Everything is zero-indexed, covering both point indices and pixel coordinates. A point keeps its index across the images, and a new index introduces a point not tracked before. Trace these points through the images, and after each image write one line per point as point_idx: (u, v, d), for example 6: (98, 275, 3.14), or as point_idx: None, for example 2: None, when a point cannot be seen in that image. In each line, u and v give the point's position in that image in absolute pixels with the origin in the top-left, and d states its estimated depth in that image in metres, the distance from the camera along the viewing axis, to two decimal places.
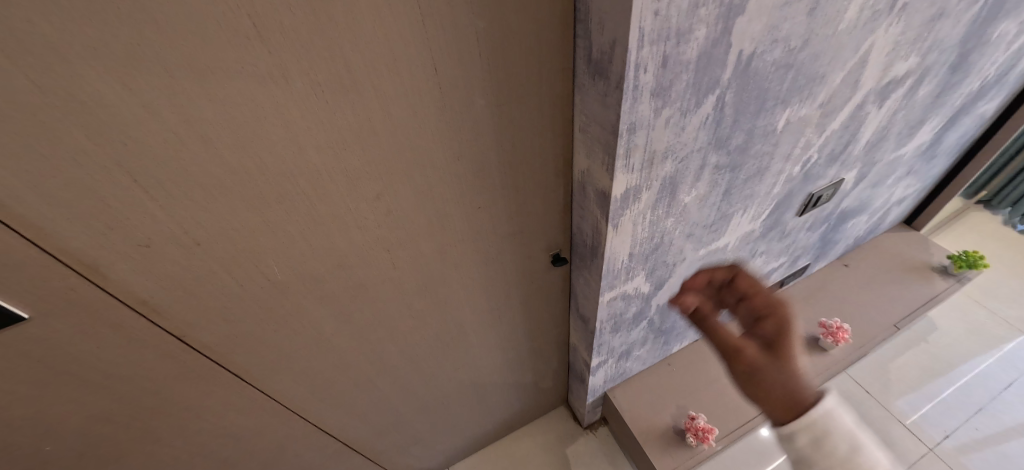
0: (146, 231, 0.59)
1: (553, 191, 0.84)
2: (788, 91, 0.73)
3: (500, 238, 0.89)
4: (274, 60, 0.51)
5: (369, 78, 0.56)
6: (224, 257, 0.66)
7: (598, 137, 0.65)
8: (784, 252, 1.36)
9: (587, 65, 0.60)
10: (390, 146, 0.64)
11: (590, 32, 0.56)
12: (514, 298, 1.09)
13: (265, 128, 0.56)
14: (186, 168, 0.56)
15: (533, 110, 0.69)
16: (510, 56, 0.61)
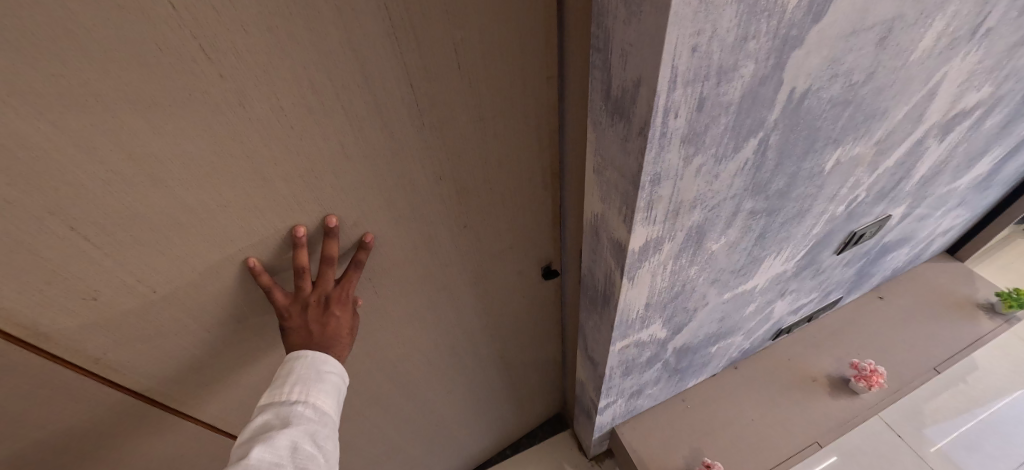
0: (92, 284, 0.51)
1: (543, 204, 0.77)
2: (842, 129, 0.62)
3: (490, 256, 0.80)
4: (230, 86, 0.43)
5: (344, 103, 0.48)
6: (185, 302, 0.58)
7: (615, 185, 0.55)
8: (816, 288, 1.24)
9: (604, 100, 0.50)
10: (365, 176, 0.56)
11: (609, 64, 0.46)
12: (509, 318, 1.01)
13: (224, 164, 0.48)
14: (132, 212, 0.48)
15: (523, 121, 0.61)
16: (495, 66, 0.53)
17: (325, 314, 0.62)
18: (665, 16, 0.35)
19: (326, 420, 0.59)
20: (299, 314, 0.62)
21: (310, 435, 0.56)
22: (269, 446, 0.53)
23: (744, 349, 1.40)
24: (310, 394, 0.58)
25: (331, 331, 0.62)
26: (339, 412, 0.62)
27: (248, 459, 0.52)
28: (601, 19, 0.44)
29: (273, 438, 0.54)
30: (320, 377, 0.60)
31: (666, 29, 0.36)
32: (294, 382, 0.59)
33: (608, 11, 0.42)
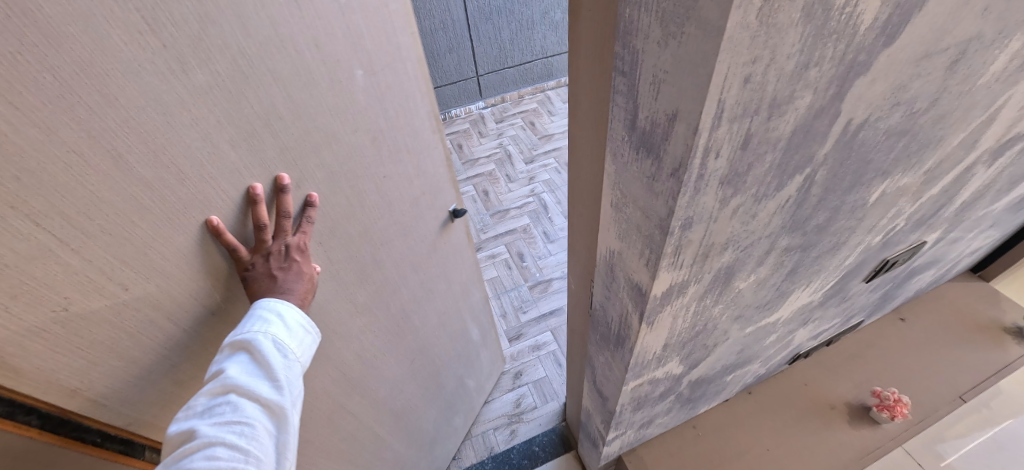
0: (64, 289, 0.45)
1: (428, 148, 0.94)
2: (893, 160, 0.54)
3: (407, 203, 0.90)
4: (171, 54, 0.44)
5: (269, 61, 0.53)
6: (159, 300, 0.53)
7: (639, 229, 0.48)
8: (840, 313, 1.16)
9: (627, 131, 0.43)
10: (303, 142, 0.61)
11: (635, 90, 0.39)
12: (435, 267, 1.10)
13: (180, 138, 0.47)
14: (95, 195, 0.43)
15: (396, 73, 0.77)
16: (364, 27, 0.66)
17: (285, 258, 0.61)
18: (718, 42, 0.28)
19: (294, 346, 0.61)
20: (264, 265, 0.60)
21: (281, 361, 0.59)
22: (239, 373, 0.56)
23: (759, 375, 1.32)
24: (272, 327, 0.58)
25: (298, 274, 0.62)
26: (311, 334, 0.64)
27: (218, 385, 0.55)
28: (625, 37, 0.37)
29: (242, 365, 0.57)
30: (282, 315, 0.59)
31: (717, 58, 0.29)
32: (253, 319, 0.58)
33: (635, 26, 0.35)
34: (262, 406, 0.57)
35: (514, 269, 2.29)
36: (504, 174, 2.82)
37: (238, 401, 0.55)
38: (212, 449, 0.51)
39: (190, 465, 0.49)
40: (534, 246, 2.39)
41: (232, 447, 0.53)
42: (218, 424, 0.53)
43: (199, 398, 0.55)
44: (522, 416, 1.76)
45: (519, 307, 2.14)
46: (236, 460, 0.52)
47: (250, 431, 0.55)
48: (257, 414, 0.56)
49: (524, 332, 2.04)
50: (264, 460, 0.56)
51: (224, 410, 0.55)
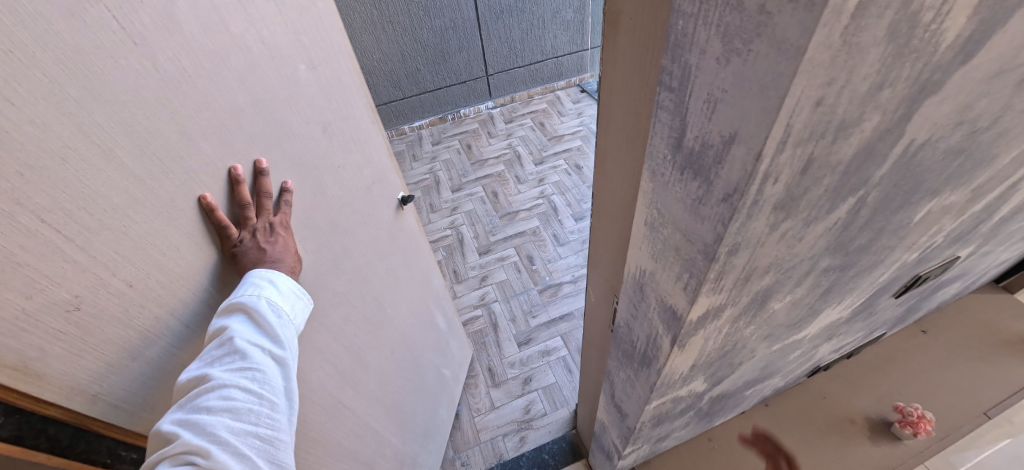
0: (75, 287, 0.46)
1: (371, 139, 0.99)
2: (945, 180, 0.51)
3: (360, 193, 0.95)
4: (142, 51, 0.48)
5: (227, 57, 0.58)
6: (161, 297, 0.54)
7: (678, 251, 0.45)
8: (865, 327, 1.13)
9: (671, 150, 0.40)
10: (261, 133, 0.66)
11: (684, 108, 0.36)
12: (396, 254, 1.14)
13: (158, 130, 0.50)
14: (92, 189, 0.46)
15: (331, 67, 0.83)
16: (298, 27, 0.72)
17: (272, 233, 0.65)
18: (797, 64, 0.25)
19: (290, 305, 0.64)
20: (253, 241, 0.63)
21: (280, 317, 0.63)
22: (242, 327, 0.59)
23: (777, 387, 1.29)
24: (266, 290, 0.61)
25: (283, 246, 0.66)
26: (304, 298, 0.68)
27: (225, 336, 0.58)
28: (677, 52, 0.35)
29: (244, 320, 0.60)
30: (274, 280, 0.63)
31: (792, 81, 0.26)
32: (246, 285, 0.61)
33: (690, 41, 0.33)
34: (269, 355, 0.60)
35: (524, 272, 2.26)
36: (514, 175, 2.79)
37: (246, 351, 0.57)
38: (225, 391, 0.55)
39: (205, 405, 0.53)
40: (545, 249, 2.36)
41: (243, 391, 0.56)
42: (229, 371, 0.56)
43: (208, 348, 0.58)
44: (531, 422, 1.74)
45: (529, 311, 2.11)
46: (247, 402, 0.56)
47: (260, 376, 0.58)
48: (265, 362, 0.59)
49: (533, 337, 2.01)
50: (274, 404, 0.59)
51: (232, 359, 0.57)
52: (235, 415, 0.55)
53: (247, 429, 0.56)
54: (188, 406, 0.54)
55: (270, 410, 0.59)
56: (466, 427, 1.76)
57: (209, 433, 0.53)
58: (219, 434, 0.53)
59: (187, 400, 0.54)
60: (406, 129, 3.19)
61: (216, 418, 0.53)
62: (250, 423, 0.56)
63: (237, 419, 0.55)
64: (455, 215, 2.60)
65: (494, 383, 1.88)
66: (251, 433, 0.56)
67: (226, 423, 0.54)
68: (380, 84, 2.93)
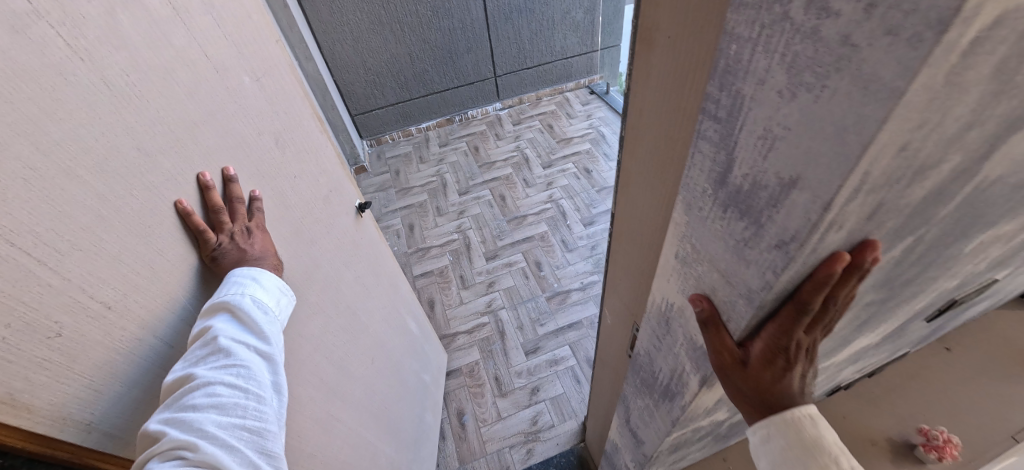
0: (54, 313, 0.43)
1: (324, 147, 0.93)
2: (1005, 210, 0.47)
3: (319, 204, 0.89)
4: (91, 67, 0.45)
5: (176, 70, 0.54)
6: (142, 318, 0.52)
7: (715, 291, 0.41)
8: (892, 349, 1.07)
9: (712, 185, 0.36)
10: (223, 145, 0.62)
11: (733, 143, 0.32)
12: (362, 259, 1.08)
13: (118, 147, 0.47)
14: (58, 209, 0.43)
15: (282, 79, 0.77)
16: (246, 39, 0.68)
17: (249, 236, 0.63)
18: (891, 108, 0.21)
19: (274, 303, 0.62)
20: (232, 245, 0.61)
21: (264, 314, 0.60)
22: (226, 325, 0.56)
23: None
24: (248, 289, 0.59)
25: (263, 247, 0.65)
26: (287, 297, 0.65)
27: (208, 335, 0.55)
28: (727, 81, 0.30)
29: (228, 319, 0.57)
30: (258, 278, 0.61)
31: (881, 128, 0.22)
32: (229, 285, 0.59)
33: (746, 71, 0.29)
34: (255, 351, 0.57)
35: (531, 278, 2.22)
36: (521, 179, 2.74)
37: (231, 346, 0.54)
38: (211, 387, 0.51)
39: (190, 403, 0.50)
40: (553, 255, 2.32)
41: (231, 386, 0.53)
42: (214, 367, 0.53)
43: (191, 351, 0.55)
44: (539, 434, 1.71)
45: (536, 319, 2.07)
46: (236, 396, 0.53)
47: (247, 371, 0.55)
48: (251, 357, 0.56)
49: (541, 346, 1.97)
50: (266, 398, 0.55)
51: (216, 358, 0.54)
52: (224, 410, 0.51)
53: (238, 424, 0.52)
54: (173, 406, 0.51)
55: (261, 405, 0.55)
56: (472, 438, 1.72)
57: (197, 429, 0.49)
58: (208, 429, 0.50)
59: (172, 401, 0.51)
60: (414, 130, 3.17)
61: (202, 414, 0.50)
62: (240, 418, 0.52)
63: (226, 415, 0.52)
64: (462, 218, 2.56)
65: (502, 392, 1.84)
66: (243, 428, 0.52)
67: (215, 419, 0.51)
68: (387, 85, 2.89)
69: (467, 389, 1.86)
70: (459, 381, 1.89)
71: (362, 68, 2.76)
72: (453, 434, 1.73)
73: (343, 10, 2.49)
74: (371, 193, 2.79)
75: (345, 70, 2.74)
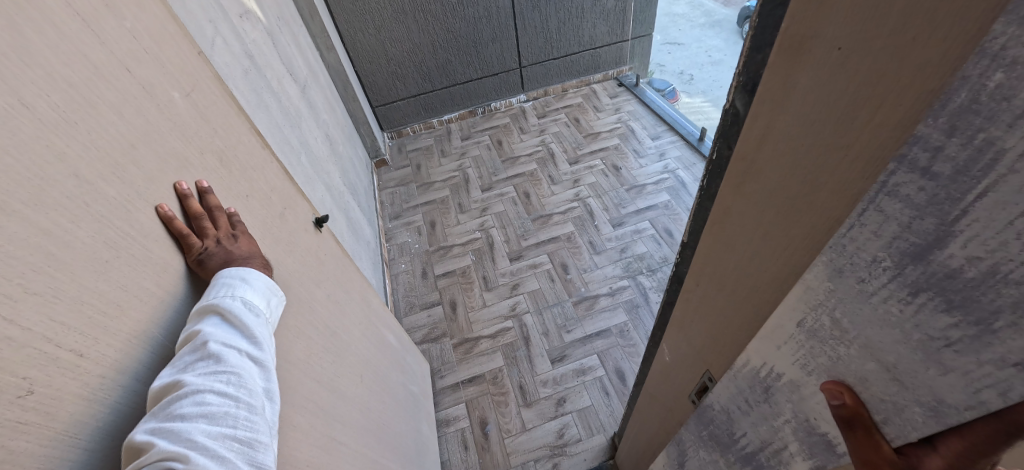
0: (20, 369, 0.37)
1: (270, 162, 0.82)
2: None
3: (282, 223, 0.80)
4: (5, 88, 0.38)
5: (99, 88, 0.47)
6: (119, 362, 0.45)
7: (864, 382, 0.31)
8: None
9: (896, 259, 0.26)
10: (169, 168, 0.55)
11: (957, 214, 0.22)
12: (334, 279, 0.97)
13: (52, 176, 0.41)
14: (1, 248, 0.36)
15: (216, 88, 0.69)
16: (166, 45, 0.59)
17: (236, 240, 0.60)
18: None
19: (262, 306, 0.58)
20: (220, 248, 0.58)
21: (253, 318, 0.55)
22: (216, 329, 0.51)
23: None
24: (238, 290, 0.56)
25: (251, 249, 0.61)
26: (275, 298, 0.61)
27: (198, 339, 0.50)
28: (968, 127, 0.21)
29: (218, 322, 0.52)
30: (247, 278, 0.57)
31: None
32: (217, 286, 0.55)
33: (1018, 117, 0.19)
34: (247, 356, 0.52)
35: (557, 282, 2.13)
36: (547, 176, 2.63)
37: (222, 351, 0.49)
38: (200, 395, 0.46)
39: (179, 412, 0.44)
40: (580, 257, 2.21)
41: (222, 394, 0.47)
42: (203, 374, 0.47)
43: (179, 356, 0.49)
44: (565, 448, 1.63)
45: (562, 325, 1.97)
46: (227, 405, 0.47)
47: (238, 378, 0.49)
48: (243, 363, 0.51)
49: (568, 354, 1.88)
50: (257, 407, 0.50)
51: (205, 364, 0.48)
52: (215, 420, 0.45)
53: (229, 434, 0.46)
54: (159, 415, 0.45)
55: (252, 414, 0.49)
56: (496, 449, 1.65)
57: (186, 440, 0.43)
58: (197, 439, 0.43)
59: (157, 410, 0.45)
60: (435, 123, 3.07)
61: (191, 425, 0.44)
62: (231, 429, 0.46)
63: (218, 425, 0.45)
64: (485, 215, 2.48)
65: (526, 402, 1.76)
66: (234, 439, 0.46)
67: (205, 430, 0.44)
68: (409, 75, 2.80)
69: (490, 397, 1.79)
70: (481, 388, 1.81)
71: (384, 58, 2.68)
72: (476, 443, 1.67)
73: None
74: (391, 188, 2.72)
75: (366, 60, 2.65)
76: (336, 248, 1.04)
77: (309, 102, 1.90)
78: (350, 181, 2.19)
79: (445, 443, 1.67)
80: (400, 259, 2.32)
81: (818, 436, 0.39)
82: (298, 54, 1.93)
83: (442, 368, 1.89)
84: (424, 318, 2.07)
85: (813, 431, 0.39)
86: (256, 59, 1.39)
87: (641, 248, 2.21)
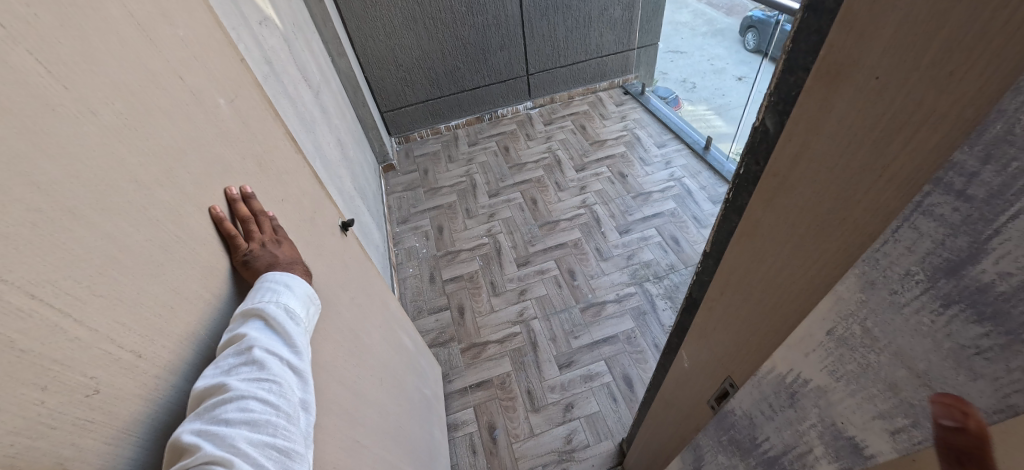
0: (86, 371, 0.38)
1: (302, 167, 0.85)
2: None
3: (313, 227, 0.82)
4: (75, 96, 0.41)
5: (155, 96, 0.50)
6: (171, 361, 0.47)
7: (895, 388, 0.33)
8: None
9: (928, 273, 0.28)
10: (213, 172, 0.57)
11: (989, 234, 0.24)
12: (356, 282, 0.99)
13: (117, 182, 0.43)
14: (71, 252, 0.38)
15: (255, 94, 0.71)
16: (211, 53, 0.62)
17: (277, 242, 0.63)
18: None
19: (302, 313, 0.60)
20: (263, 250, 0.61)
21: (295, 325, 0.58)
22: (260, 333, 0.53)
23: None
24: (281, 297, 0.58)
25: (292, 254, 0.64)
26: (313, 306, 0.64)
27: (242, 342, 0.52)
28: (1003, 155, 0.23)
29: (262, 327, 0.54)
30: (290, 284, 0.60)
31: None
32: (264, 291, 0.58)
33: None
34: (288, 364, 0.54)
35: (565, 288, 2.15)
36: (553, 182, 2.66)
37: (265, 358, 0.51)
38: (245, 401, 0.47)
39: (223, 417, 0.46)
40: (587, 263, 2.23)
41: (264, 402, 0.49)
42: (248, 379, 0.49)
43: (221, 357, 0.51)
44: (573, 454, 1.63)
45: (570, 331, 1.99)
46: (268, 414, 0.48)
47: (279, 386, 0.51)
48: (283, 371, 0.53)
49: (575, 360, 1.89)
50: (294, 417, 0.51)
51: (249, 369, 0.50)
52: (257, 427, 0.47)
53: (268, 442, 0.47)
54: (203, 416, 0.46)
55: (290, 424, 0.50)
56: (504, 454, 1.66)
57: (230, 445, 0.44)
58: (240, 446, 0.45)
59: (201, 411, 0.46)
60: (442, 128, 3.11)
61: (235, 431, 0.45)
62: (271, 437, 0.48)
63: (259, 432, 0.47)
64: (492, 221, 2.50)
65: (534, 407, 1.77)
66: (273, 447, 0.47)
67: (247, 437, 0.46)
68: (418, 81, 2.83)
69: (499, 402, 1.80)
70: (489, 393, 1.82)
71: (394, 63, 2.71)
72: (484, 448, 1.67)
73: (377, 5, 2.44)
74: (399, 192, 2.74)
75: (376, 66, 2.69)
76: (359, 252, 1.06)
77: (322, 107, 1.92)
78: (361, 185, 2.22)
79: (454, 447, 1.68)
80: (408, 263, 2.34)
81: (846, 440, 0.41)
82: (312, 59, 1.96)
83: (450, 372, 1.91)
84: (432, 323, 2.09)
85: (840, 436, 0.41)
86: (273, 65, 1.43)
87: (647, 255, 2.23)
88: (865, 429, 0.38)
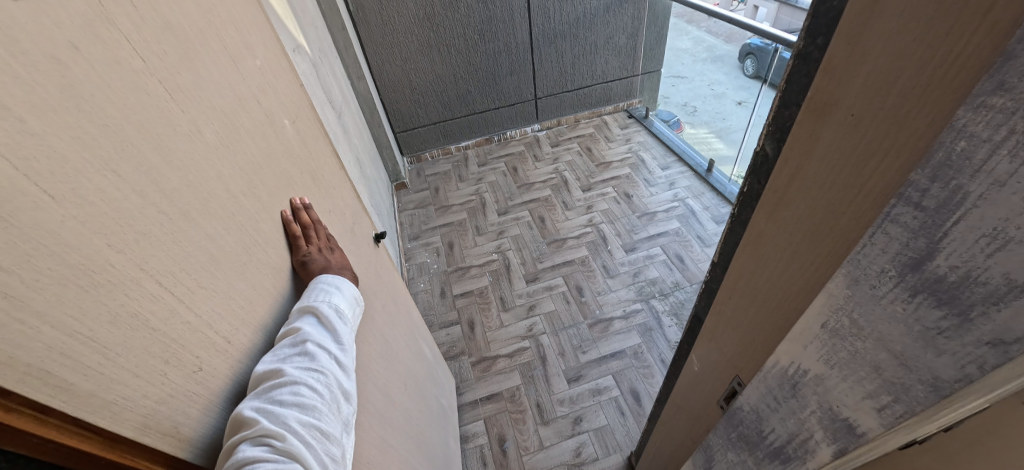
0: (194, 350, 0.45)
1: (343, 184, 0.93)
2: None
3: (354, 237, 0.90)
4: (190, 120, 0.49)
5: (241, 119, 0.59)
6: (247, 347, 0.54)
7: (879, 369, 0.40)
8: None
9: (898, 268, 0.35)
10: (280, 186, 0.66)
11: (941, 235, 0.32)
12: (386, 290, 1.05)
13: (215, 192, 0.51)
14: (187, 249, 0.46)
15: (309, 119, 0.81)
16: (278, 83, 0.72)
17: (329, 246, 0.72)
18: None
19: (348, 314, 0.66)
20: (318, 251, 0.70)
21: (342, 325, 0.64)
22: (313, 329, 0.59)
23: None
24: (333, 297, 0.65)
25: (342, 261, 0.72)
26: (358, 308, 0.70)
27: (297, 335, 0.58)
28: (946, 175, 0.30)
29: (314, 323, 0.60)
30: (341, 288, 0.67)
31: None
32: (318, 292, 0.65)
33: (977, 171, 0.29)
34: (334, 358, 0.59)
35: (572, 303, 2.20)
36: (560, 202, 2.74)
37: (316, 350, 0.57)
38: (297, 386, 0.52)
39: (277, 398, 0.50)
40: (594, 280, 2.29)
41: (313, 388, 0.53)
42: (300, 367, 0.54)
43: (278, 347, 0.57)
44: (582, 467, 1.66)
45: (578, 345, 2.04)
46: (316, 399, 0.53)
47: (326, 376, 0.56)
48: (331, 364, 0.58)
49: (583, 374, 1.93)
50: (336, 407, 0.56)
51: (302, 359, 0.55)
52: (305, 410, 0.51)
53: (314, 424, 0.52)
54: (260, 396, 0.51)
55: (332, 413, 0.54)
56: (514, 466, 1.68)
57: (283, 423, 0.49)
58: (291, 424, 0.49)
59: (259, 392, 0.51)
60: (453, 149, 3.21)
61: (287, 411, 0.50)
62: (317, 420, 0.52)
63: (308, 415, 0.51)
64: (501, 238, 2.57)
65: (544, 420, 1.80)
66: (317, 429, 0.52)
67: (298, 418, 0.50)
68: (431, 103, 2.96)
69: (508, 414, 1.84)
70: (499, 406, 1.86)
71: (409, 87, 2.84)
72: (494, 460, 1.70)
73: (395, 32, 2.57)
74: (411, 210, 2.83)
75: (392, 89, 2.82)
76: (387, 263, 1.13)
77: (343, 127, 2.02)
78: (377, 201, 2.31)
79: (465, 458, 1.72)
80: (419, 278, 2.41)
81: (843, 423, 0.46)
82: (334, 83, 2.08)
83: (461, 385, 1.95)
84: (444, 337, 2.14)
85: (838, 419, 0.47)
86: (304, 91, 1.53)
87: (653, 273, 2.29)
88: (859, 409, 0.44)
